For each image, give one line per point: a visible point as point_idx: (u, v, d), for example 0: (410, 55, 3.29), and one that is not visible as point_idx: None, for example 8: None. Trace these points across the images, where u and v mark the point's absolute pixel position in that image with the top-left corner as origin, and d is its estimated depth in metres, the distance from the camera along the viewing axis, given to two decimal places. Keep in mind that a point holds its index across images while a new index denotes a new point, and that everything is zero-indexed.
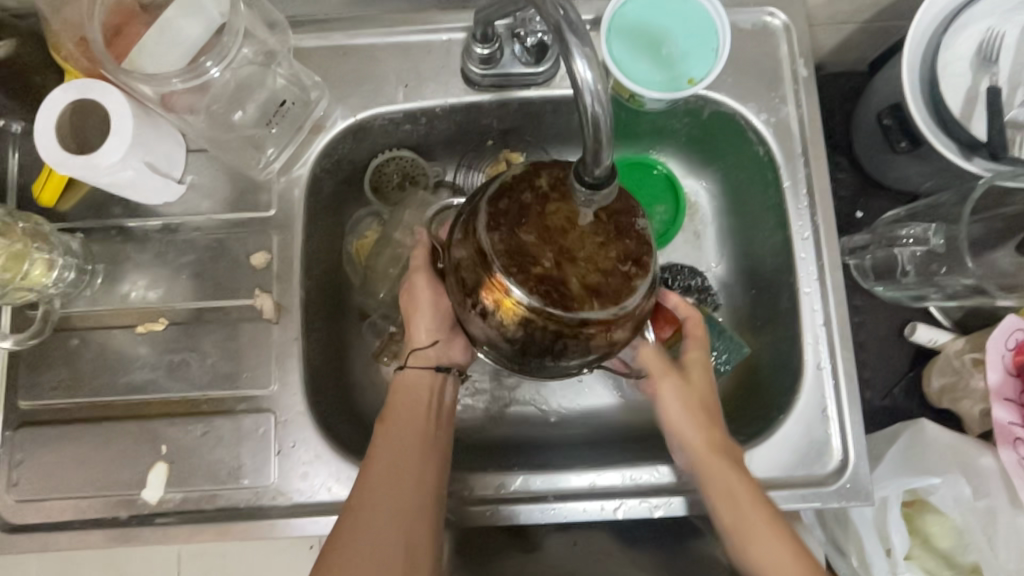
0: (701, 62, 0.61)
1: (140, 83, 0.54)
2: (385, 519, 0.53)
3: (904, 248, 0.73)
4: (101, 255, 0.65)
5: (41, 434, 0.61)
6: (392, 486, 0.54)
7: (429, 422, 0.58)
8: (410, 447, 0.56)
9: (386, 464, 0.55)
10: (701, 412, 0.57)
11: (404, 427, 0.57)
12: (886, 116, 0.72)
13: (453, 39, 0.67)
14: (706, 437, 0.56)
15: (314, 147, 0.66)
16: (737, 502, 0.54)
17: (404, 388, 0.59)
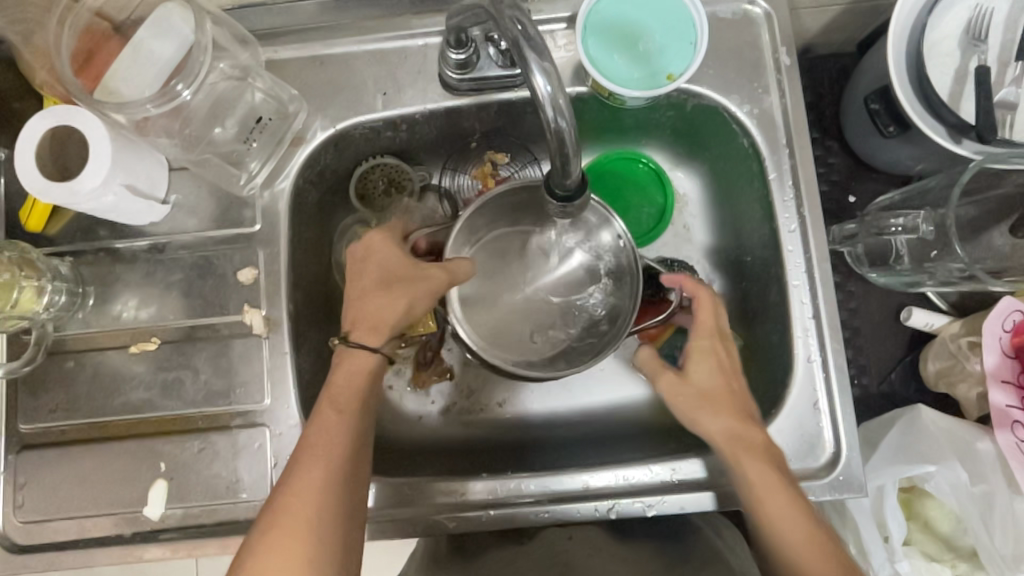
0: (679, 57, 0.60)
1: (112, 111, 0.53)
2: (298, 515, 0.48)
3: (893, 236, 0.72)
4: (91, 278, 0.66)
5: (44, 456, 0.63)
6: (297, 530, 0.48)
7: (347, 459, 0.53)
8: (326, 488, 0.50)
9: (304, 496, 0.49)
10: (710, 376, 0.59)
11: (327, 455, 0.52)
12: (873, 100, 0.71)
13: (428, 43, 0.67)
14: (721, 407, 0.57)
15: (295, 159, 0.66)
16: (771, 488, 0.53)
17: (332, 399, 0.55)
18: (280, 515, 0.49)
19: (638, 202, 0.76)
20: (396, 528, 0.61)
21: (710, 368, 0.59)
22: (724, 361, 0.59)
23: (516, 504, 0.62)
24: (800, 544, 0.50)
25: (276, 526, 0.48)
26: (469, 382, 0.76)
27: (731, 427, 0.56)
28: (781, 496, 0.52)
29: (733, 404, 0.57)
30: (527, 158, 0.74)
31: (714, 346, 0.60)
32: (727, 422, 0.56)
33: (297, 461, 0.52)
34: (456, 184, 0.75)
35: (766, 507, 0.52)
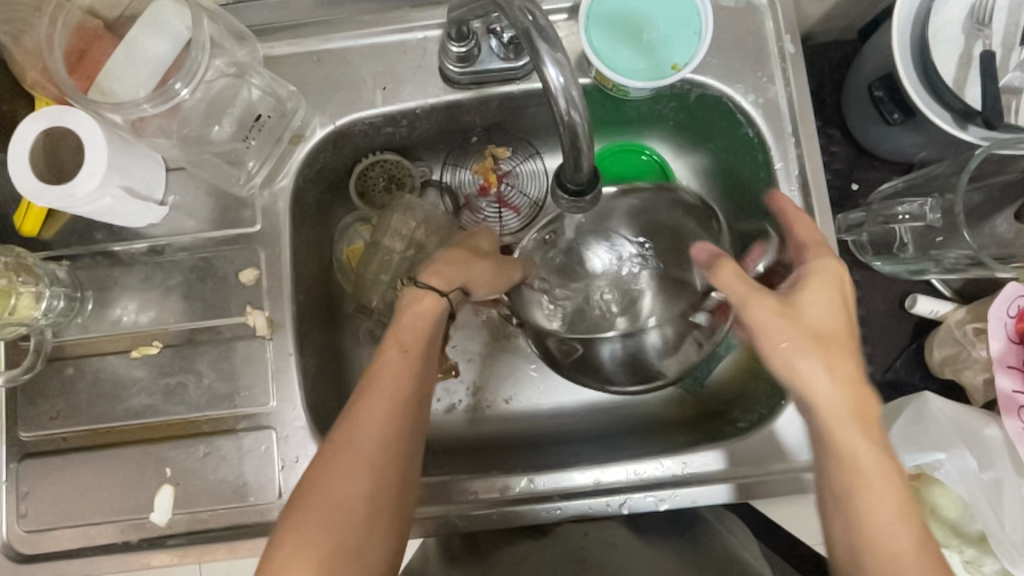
0: (684, 47, 0.59)
1: (107, 111, 0.52)
2: (367, 457, 0.47)
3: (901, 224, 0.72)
4: (89, 282, 0.64)
5: (46, 464, 0.62)
6: (349, 477, 0.46)
7: (409, 407, 0.50)
8: (392, 438, 0.48)
9: (365, 438, 0.48)
10: (822, 312, 0.49)
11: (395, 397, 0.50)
12: (877, 88, 0.70)
13: (428, 36, 0.65)
14: (829, 363, 0.47)
15: (294, 158, 0.65)
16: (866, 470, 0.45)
17: (404, 336, 0.53)
18: (332, 457, 0.47)
19: None
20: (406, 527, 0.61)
21: (821, 296, 0.49)
22: (833, 290, 0.50)
23: (529, 501, 0.61)
24: (900, 535, 0.44)
25: (337, 458, 0.47)
26: (476, 378, 0.76)
27: (850, 391, 0.46)
28: (883, 474, 0.45)
29: (846, 351, 0.48)
30: (528, 152, 0.74)
31: (825, 275, 0.50)
32: (839, 381, 0.46)
33: (357, 402, 0.50)
34: (457, 179, 0.74)
35: (865, 488, 0.45)
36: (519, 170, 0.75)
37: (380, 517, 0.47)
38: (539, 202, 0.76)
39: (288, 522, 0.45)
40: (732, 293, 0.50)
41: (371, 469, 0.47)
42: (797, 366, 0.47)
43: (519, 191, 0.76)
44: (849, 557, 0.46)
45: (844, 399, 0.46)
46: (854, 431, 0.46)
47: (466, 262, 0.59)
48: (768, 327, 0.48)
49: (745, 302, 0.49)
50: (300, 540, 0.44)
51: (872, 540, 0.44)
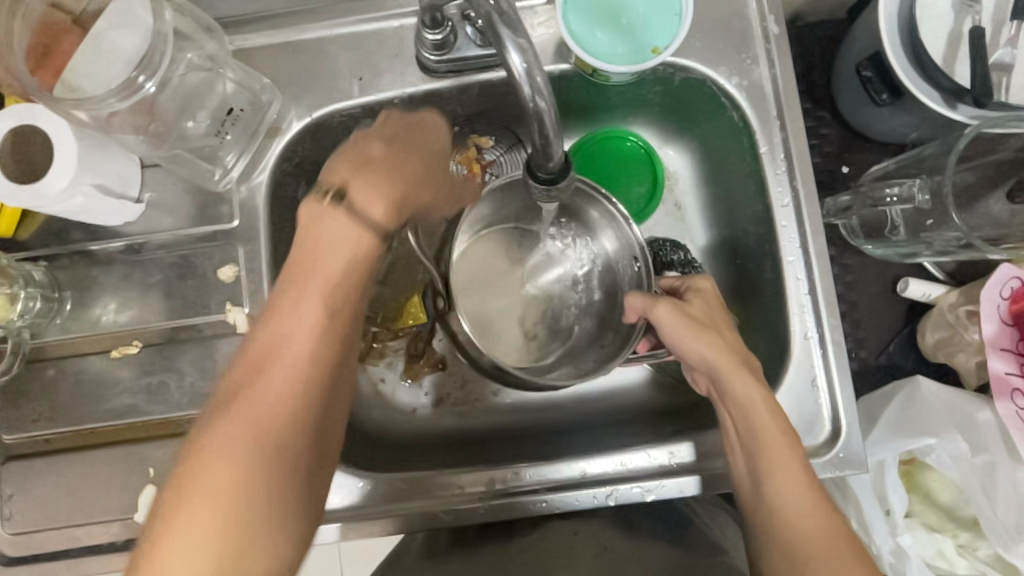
0: (665, 30, 0.58)
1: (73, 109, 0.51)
2: (275, 411, 0.41)
3: (890, 207, 0.71)
4: (68, 282, 0.64)
5: (30, 467, 0.61)
6: (240, 446, 0.39)
7: (321, 358, 0.44)
8: (303, 386, 0.43)
9: (272, 395, 0.41)
10: (706, 309, 0.58)
11: (314, 337, 0.44)
12: (865, 68, 0.68)
13: (405, 25, 0.64)
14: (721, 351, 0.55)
15: (271, 151, 0.64)
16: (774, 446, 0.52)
17: (314, 269, 0.46)
18: (233, 409, 0.41)
19: (628, 182, 0.74)
20: (391, 523, 0.60)
21: (707, 305, 0.58)
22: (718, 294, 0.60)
23: (515, 494, 0.61)
24: (795, 485, 0.51)
25: (238, 411, 0.41)
26: (464, 372, 0.75)
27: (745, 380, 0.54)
28: (775, 431, 0.53)
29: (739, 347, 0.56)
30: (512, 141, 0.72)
31: (707, 289, 0.60)
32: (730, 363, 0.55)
33: (257, 368, 0.42)
34: None
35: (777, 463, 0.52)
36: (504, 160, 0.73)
37: (280, 490, 0.40)
38: None
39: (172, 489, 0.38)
40: (639, 297, 0.58)
41: (283, 429, 0.41)
42: (693, 353, 0.56)
43: None
44: (769, 536, 0.50)
45: (728, 367, 0.55)
46: (744, 392, 0.54)
47: (391, 169, 0.49)
48: (677, 326, 0.56)
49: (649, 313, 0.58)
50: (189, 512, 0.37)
51: (788, 507, 0.50)
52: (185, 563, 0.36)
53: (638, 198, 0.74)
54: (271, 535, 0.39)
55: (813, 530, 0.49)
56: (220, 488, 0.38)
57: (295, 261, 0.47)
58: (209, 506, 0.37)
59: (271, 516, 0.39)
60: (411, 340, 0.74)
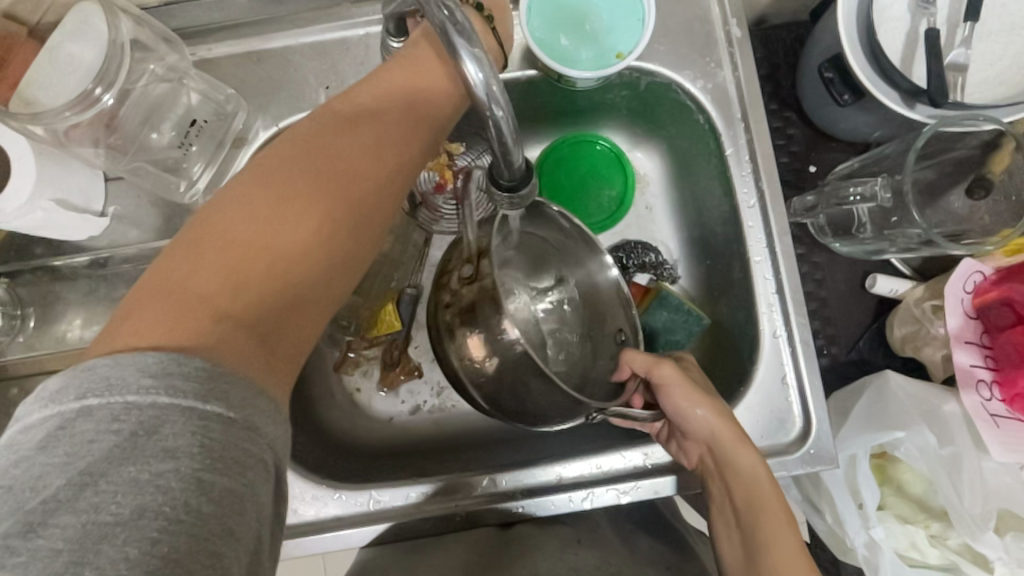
0: (628, 34, 0.59)
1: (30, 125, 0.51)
2: (342, 174, 0.41)
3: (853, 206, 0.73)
4: (31, 298, 0.63)
5: None
6: (298, 205, 0.39)
7: (400, 150, 0.44)
8: (378, 157, 0.43)
9: (348, 168, 0.42)
10: (702, 379, 0.58)
11: (395, 119, 0.45)
12: (827, 69, 0.69)
13: (370, 33, 0.64)
14: (724, 421, 0.55)
15: (238, 160, 0.63)
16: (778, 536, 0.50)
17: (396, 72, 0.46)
18: (307, 158, 0.41)
19: (598, 187, 0.75)
20: (364, 531, 0.60)
21: (702, 376, 0.59)
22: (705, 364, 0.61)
23: (491, 501, 0.61)
24: None
25: (310, 157, 0.41)
26: (441, 378, 0.75)
27: (751, 458, 0.53)
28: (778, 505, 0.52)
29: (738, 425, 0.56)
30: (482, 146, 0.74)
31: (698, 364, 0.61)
32: (732, 435, 0.54)
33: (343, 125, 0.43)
34: None
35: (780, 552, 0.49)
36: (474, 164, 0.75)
37: (319, 254, 0.40)
38: None
39: (227, 199, 0.39)
40: (642, 354, 0.57)
41: (349, 202, 0.41)
42: (694, 418, 0.55)
43: None
44: None
45: (728, 438, 0.54)
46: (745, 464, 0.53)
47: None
48: (677, 383, 0.56)
49: (654, 371, 0.56)
50: (229, 237, 0.37)
51: None
52: (210, 283, 0.35)
53: (610, 201, 0.75)
54: (298, 298, 0.39)
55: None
56: (280, 239, 0.38)
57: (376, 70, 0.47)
58: (263, 250, 0.38)
59: (311, 272, 0.40)
60: (386, 349, 0.74)
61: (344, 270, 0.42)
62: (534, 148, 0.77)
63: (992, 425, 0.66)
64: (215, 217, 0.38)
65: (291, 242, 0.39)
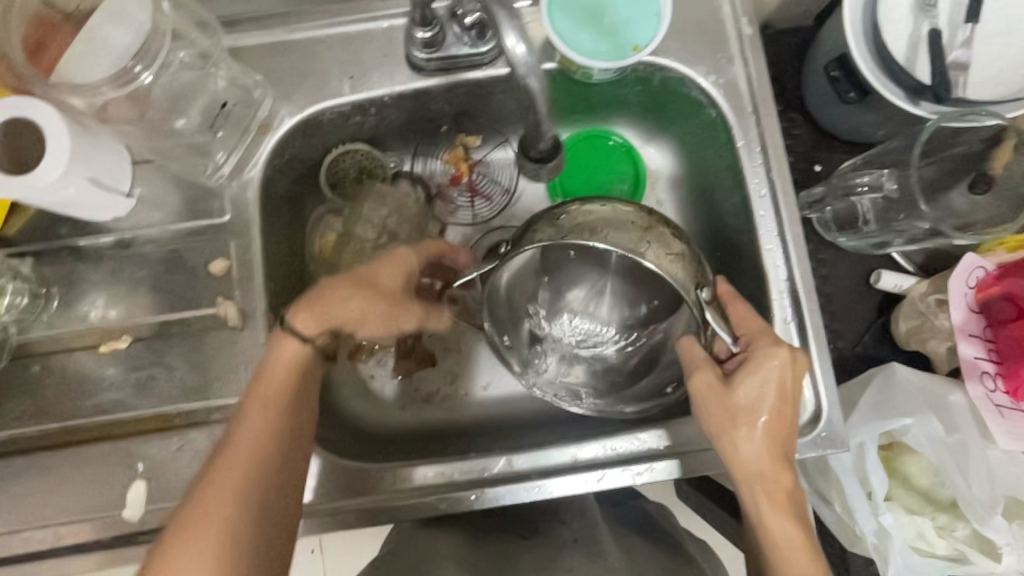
0: (644, 29, 0.61)
1: (71, 96, 0.54)
2: (246, 454, 0.53)
3: (861, 196, 0.76)
4: (54, 278, 0.63)
5: (15, 465, 0.60)
6: (230, 495, 0.50)
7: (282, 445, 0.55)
8: (266, 441, 0.54)
9: (250, 440, 0.53)
10: (760, 388, 0.56)
11: (269, 403, 0.56)
12: (834, 68, 0.71)
13: (394, 25, 0.66)
14: (754, 442, 0.56)
15: (263, 146, 0.65)
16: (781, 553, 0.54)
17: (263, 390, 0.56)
18: (224, 471, 0.51)
19: (610, 182, 0.77)
20: (380, 512, 0.60)
21: (755, 382, 0.56)
22: (786, 380, 0.56)
23: (506, 481, 0.62)
24: None
25: (220, 469, 0.51)
26: (454, 367, 0.76)
27: (762, 481, 0.56)
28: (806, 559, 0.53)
29: (776, 443, 0.56)
30: (498, 140, 0.77)
31: (776, 363, 0.56)
32: (756, 459, 0.56)
33: (223, 459, 0.52)
34: (429, 169, 0.78)
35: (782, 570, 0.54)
36: (490, 158, 0.78)
37: (252, 532, 0.50)
38: (509, 190, 0.80)
39: (165, 551, 0.47)
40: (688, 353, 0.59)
41: (255, 458, 0.52)
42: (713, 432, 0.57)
43: (490, 179, 0.80)
44: None
45: (740, 471, 0.56)
46: (772, 513, 0.55)
47: None
48: (704, 399, 0.57)
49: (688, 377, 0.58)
50: (182, 560, 0.46)
51: None
52: None
53: (621, 196, 0.77)
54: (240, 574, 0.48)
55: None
56: (211, 520, 0.48)
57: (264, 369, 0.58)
58: (209, 549, 0.47)
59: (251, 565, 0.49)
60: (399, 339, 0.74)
61: (285, 533, 0.53)
62: None
63: (998, 414, 0.68)
64: (166, 562, 0.46)
65: (216, 543, 0.47)
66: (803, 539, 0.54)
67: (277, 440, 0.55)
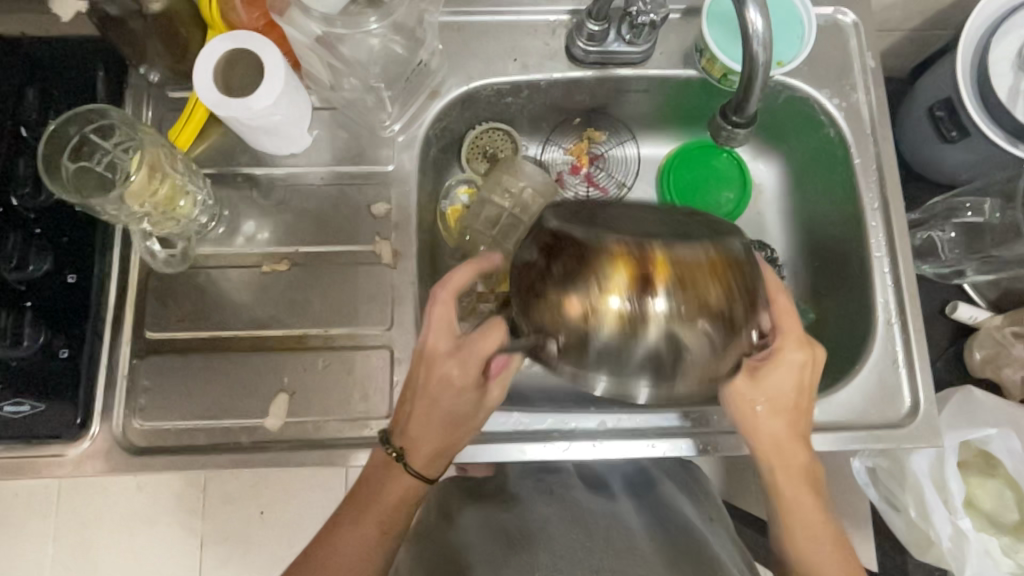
0: (789, 47, 0.69)
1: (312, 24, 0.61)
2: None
3: (960, 216, 0.81)
4: (227, 201, 0.69)
5: (171, 362, 0.64)
6: None
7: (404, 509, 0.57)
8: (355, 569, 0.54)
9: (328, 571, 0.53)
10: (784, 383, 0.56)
11: (368, 537, 0.55)
12: (939, 108, 0.79)
13: (558, 20, 0.74)
14: (781, 421, 0.57)
15: (430, 109, 0.72)
16: (810, 526, 0.58)
17: (349, 529, 0.55)
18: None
19: (717, 188, 0.82)
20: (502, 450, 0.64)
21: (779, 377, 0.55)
22: (805, 376, 0.56)
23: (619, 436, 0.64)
24: None
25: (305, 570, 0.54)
26: None
27: (784, 452, 0.57)
28: (831, 547, 0.57)
29: (797, 424, 0.57)
30: (621, 138, 0.84)
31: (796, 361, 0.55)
32: (777, 437, 0.57)
33: (310, 566, 0.54)
34: (553, 156, 0.83)
35: (803, 549, 0.58)
36: (611, 154, 0.84)
37: None
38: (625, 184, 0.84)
39: None
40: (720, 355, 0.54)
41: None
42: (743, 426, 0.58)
43: (607, 174, 0.84)
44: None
45: (762, 449, 0.58)
46: (789, 485, 0.58)
47: None
48: (738, 394, 0.55)
49: None
50: None
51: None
52: None
53: (728, 203, 0.82)
54: None
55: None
56: None
57: (363, 495, 0.57)
58: None
59: None
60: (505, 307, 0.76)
61: None
62: (662, 147, 0.85)
63: None
64: None
65: None
66: (819, 510, 0.58)
67: (396, 508, 0.56)
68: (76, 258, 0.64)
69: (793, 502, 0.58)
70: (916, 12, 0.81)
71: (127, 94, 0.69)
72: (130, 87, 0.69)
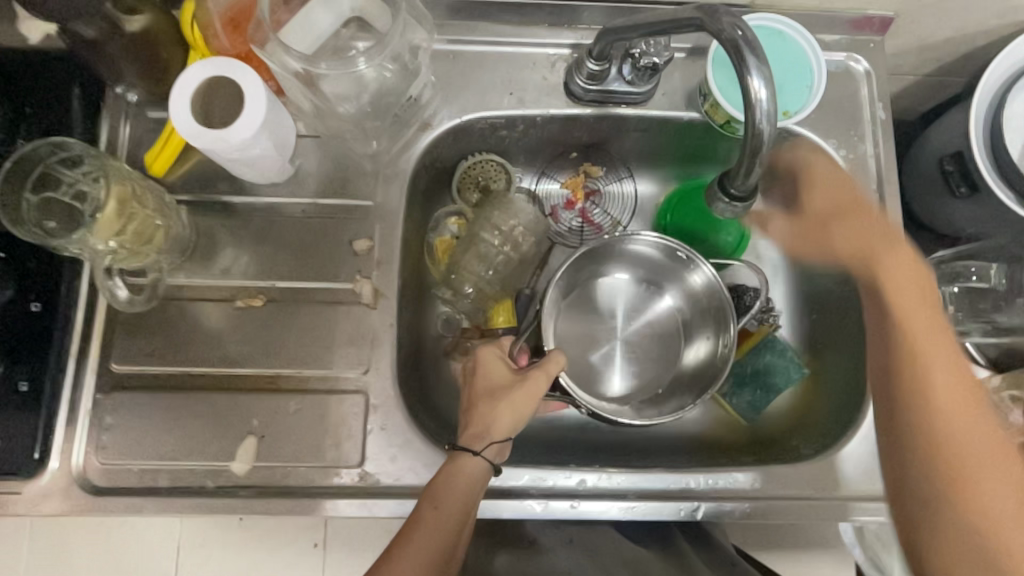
0: (796, 98, 0.66)
1: (290, 60, 0.57)
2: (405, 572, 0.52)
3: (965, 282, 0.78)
4: (203, 229, 0.66)
5: (136, 399, 0.62)
6: None
7: (475, 508, 0.57)
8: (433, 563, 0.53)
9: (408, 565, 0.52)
10: (856, 228, 0.59)
11: (442, 533, 0.54)
12: (948, 162, 0.77)
13: (558, 54, 0.71)
14: (857, 226, 0.59)
15: (420, 142, 0.69)
16: (928, 328, 0.54)
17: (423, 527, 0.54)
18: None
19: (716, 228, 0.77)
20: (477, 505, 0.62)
21: (828, 187, 0.61)
22: (850, 191, 0.61)
23: (600, 497, 0.62)
24: (967, 421, 0.51)
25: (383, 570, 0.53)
26: None
27: (861, 246, 0.58)
28: (953, 369, 0.53)
29: (884, 233, 0.58)
30: (620, 174, 0.81)
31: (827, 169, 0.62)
32: (857, 235, 0.59)
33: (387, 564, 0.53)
34: (547, 189, 0.80)
35: (939, 376, 0.52)
36: (608, 190, 0.81)
37: None
38: (620, 223, 0.81)
39: None
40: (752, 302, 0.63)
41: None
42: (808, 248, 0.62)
43: (603, 210, 0.81)
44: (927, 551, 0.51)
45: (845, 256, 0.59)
46: (896, 294, 0.56)
47: None
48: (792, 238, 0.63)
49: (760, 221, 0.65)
50: None
51: (944, 435, 0.51)
52: None
53: (728, 245, 0.77)
54: None
55: (998, 514, 0.48)
56: None
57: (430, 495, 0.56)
58: None
59: None
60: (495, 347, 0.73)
61: None
62: (660, 185, 0.82)
63: None
64: None
65: None
66: (948, 341, 0.54)
67: (463, 509, 0.55)
68: (40, 285, 0.61)
69: (906, 310, 0.55)
70: (930, 59, 0.78)
71: (102, 112, 0.66)
72: (106, 105, 0.66)
